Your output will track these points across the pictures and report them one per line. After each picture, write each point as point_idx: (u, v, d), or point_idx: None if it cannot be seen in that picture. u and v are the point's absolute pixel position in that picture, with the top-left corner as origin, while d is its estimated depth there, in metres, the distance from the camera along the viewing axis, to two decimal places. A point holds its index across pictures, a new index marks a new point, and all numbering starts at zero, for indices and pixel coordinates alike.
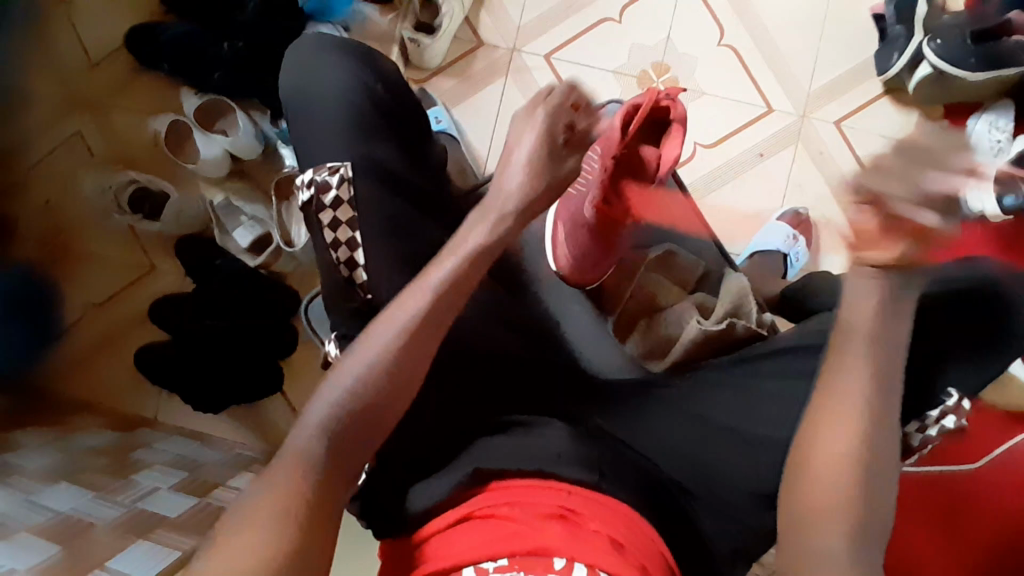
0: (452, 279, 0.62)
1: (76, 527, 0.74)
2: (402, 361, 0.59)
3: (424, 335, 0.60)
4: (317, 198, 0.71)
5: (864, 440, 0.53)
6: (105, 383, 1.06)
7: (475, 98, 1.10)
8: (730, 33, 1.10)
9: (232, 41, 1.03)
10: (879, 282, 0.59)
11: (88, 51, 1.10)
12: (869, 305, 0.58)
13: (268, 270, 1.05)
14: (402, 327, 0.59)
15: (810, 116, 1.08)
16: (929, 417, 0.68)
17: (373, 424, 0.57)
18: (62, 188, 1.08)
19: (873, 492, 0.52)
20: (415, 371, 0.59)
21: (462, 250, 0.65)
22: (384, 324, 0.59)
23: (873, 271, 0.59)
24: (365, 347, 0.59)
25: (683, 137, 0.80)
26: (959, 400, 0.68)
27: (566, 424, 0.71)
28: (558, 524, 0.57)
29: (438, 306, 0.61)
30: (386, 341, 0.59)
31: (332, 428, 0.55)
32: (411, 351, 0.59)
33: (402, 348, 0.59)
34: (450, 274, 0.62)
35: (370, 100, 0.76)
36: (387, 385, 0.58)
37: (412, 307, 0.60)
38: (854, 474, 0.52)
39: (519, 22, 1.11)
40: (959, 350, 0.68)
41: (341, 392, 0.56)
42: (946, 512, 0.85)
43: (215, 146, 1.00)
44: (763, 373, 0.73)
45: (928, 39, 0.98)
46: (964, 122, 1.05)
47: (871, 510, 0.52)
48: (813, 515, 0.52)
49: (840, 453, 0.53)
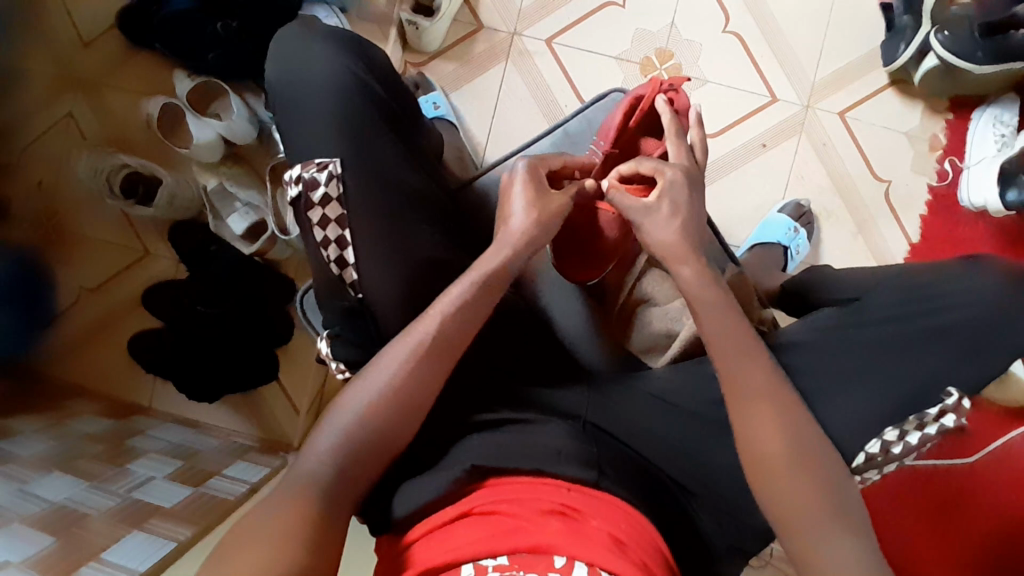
0: (461, 299, 0.66)
1: (70, 517, 0.73)
2: (413, 391, 0.62)
3: (442, 354, 0.64)
4: (305, 195, 0.69)
5: (795, 442, 0.59)
6: (99, 368, 1.05)
7: (475, 82, 1.08)
8: (736, 20, 1.07)
9: (226, 20, 0.98)
10: (726, 317, 0.65)
11: (78, 27, 1.06)
12: (736, 329, 0.64)
13: (262, 257, 1.04)
14: (411, 342, 0.63)
15: (815, 105, 1.07)
16: (927, 414, 0.65)
17: (395, 435, 0.61)
18: (56, 171, 1.06)
19: (835, 494, 0.57)
20: (428, 394, 0.63)
21: (478, 272, 0.67)
22: (398, 344, 0.63)
23: (716, 321, 0.65)
24: (378, 367, 0.63)
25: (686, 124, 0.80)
26: (960, 398, 0.66)
27: (565, 422, 0.70)
28: (558, 520, 0.57)
29: (445, 328, 0.64)
30: (399, 362, 0.62)
31: (341, 454, 0.59)
32: (427, 372, 0.63)
33: (414, 365, 0.62)
34: (460, 294, 0.66)
35: (364, 89, 0.74)
36: (402, 402, 0.61)
37: (418, 332, 0.64)
38: (809, 478, 0.57)
39: (520, 5, 1.09)
40: (962, 354, 0.67)
41: (358, 413, 0.60)
42: (945, 505, 1.01)
43: (208, 130, 0.97)
44: None
45: (935, 30, 0.96)
46: (969, 116, 1.04)
47: (829, 490, 0.57)
48: (786, 508, 0.57)
49: (768, 447, 0.59)
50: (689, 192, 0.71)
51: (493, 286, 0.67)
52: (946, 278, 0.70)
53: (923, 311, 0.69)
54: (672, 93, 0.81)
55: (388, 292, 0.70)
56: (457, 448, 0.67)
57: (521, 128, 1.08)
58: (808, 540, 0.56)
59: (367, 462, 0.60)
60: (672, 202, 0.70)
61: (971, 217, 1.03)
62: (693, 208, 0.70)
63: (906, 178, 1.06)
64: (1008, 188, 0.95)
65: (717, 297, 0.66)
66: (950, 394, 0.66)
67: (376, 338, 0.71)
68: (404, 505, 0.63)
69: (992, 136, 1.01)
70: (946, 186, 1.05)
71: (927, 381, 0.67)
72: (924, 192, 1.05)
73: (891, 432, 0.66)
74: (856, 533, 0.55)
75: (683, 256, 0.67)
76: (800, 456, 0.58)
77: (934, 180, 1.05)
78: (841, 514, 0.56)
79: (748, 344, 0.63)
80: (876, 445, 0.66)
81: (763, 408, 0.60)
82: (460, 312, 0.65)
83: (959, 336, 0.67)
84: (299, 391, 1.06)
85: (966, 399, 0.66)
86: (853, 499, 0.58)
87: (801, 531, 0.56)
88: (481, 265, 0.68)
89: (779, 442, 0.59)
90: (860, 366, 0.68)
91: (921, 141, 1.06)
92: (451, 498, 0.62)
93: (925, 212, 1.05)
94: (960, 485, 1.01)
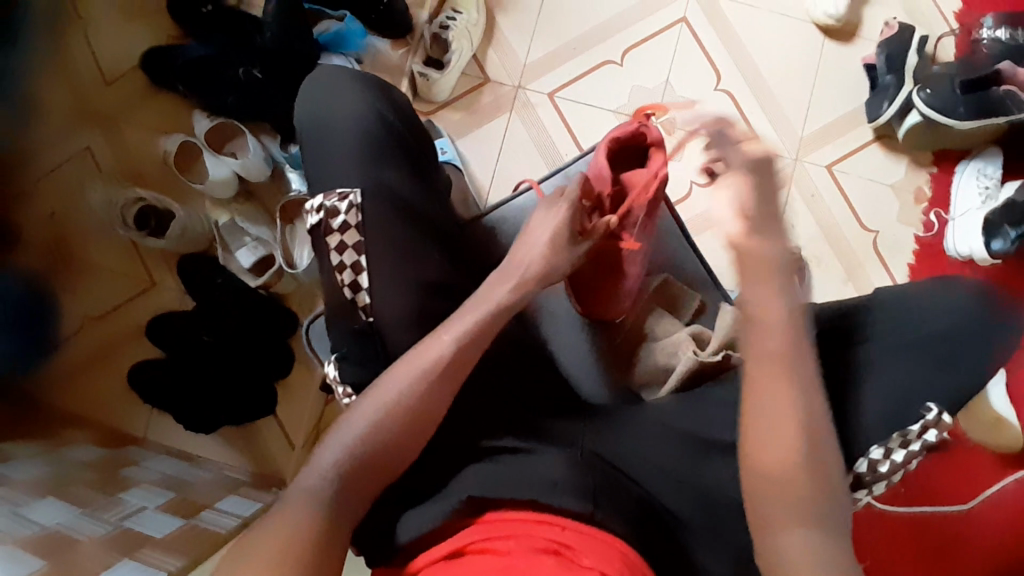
0: (450, 358, 0.63)
1: (60, 541, 0.72)
2: (383, 445, 0.59)
3: (455, 368, 0.63)
4: (325, 222, 0.73)
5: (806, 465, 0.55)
6: (95, 402, 1.05)
7: (480, 130, 1.13)
8: (727, 79, 1.14)
9: (248, 67, 1.04)
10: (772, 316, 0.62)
11: (102, 66, 1.12)
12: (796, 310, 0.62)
13: (267, 290, 1.06)
14: (403, 391, 0.61)
15: (804, 159, 1.12)
16: (909, 431, 0.66)
17: (407, 440, 0.60)
18: (68, 199, 1.09)
19: (836, 527, 0.54)
20: (407, 450, 0.60)
21: (473, 317, 0.66)
22: (414, 360, 0.63)
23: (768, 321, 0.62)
24: (388, 381, 0.62)
25: (667, 158, 0.81)
26: (940, 413, 0.67)
27: (564, 452, 0.69)
28: (553, 558, 0.54)
29: (465, 348, 0.64)
30: (415, 378, 0.61)
31: (342, 472, 0.57)
32: (396, 432, 0.60)
33: (430, 383, 0.62)
34: (450, 352, 0.63)
35: (384, 125, 0.79)
36: (374, 455, 0.58)
37: (433, 351, 0.63)
38: (809, 501, 0.54)
39: (525, 61, 1.15)
40: (940, 357, 0.69)
41: (383, 409, 0.60)
42: (946, 555, 1.00)
43: (224, 167, 1.02)
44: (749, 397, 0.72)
45: (918, 88, 1.04)
46: (952, 169, 1.10)
47: (822, 500, 0.54)
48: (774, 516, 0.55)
49: (787, 468, 0.55)
50: (754, 183, 0.68)
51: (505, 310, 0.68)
52: (922, 288, 0.72)
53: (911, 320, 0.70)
54: (643, 127, 0.83)
55: (397, 317, 0.72)
56: (454, 481, 0.65)
57: (524, 174, 1.12)
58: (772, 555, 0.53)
59: (409, 444, 0.60)
60: (754, 176, 0.68)
61: (958, 265, 1.07)
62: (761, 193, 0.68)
63: (894, 228, 1.10)
64: (994, 237, 1.02)
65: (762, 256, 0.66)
66: (930, 409, 0.66)
67: (385, 358, 0.72)
68: (408, 532, 0.62)
69: (976, 187, 1.06)
70: (931, 236, 1.09)
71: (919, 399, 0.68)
72: (911, 241, 1.09)
73: (876, 450, 0.67)
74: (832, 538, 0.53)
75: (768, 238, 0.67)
76: (809, 470, 0.55)
77: (921, 230, 1.09)
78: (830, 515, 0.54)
79: (793, 360, 0.60)
80: (864, 464, 0.67)
81: (776, 430, 0.57)
82: (477, 333, 0.65)
83: (939, 341, 0.69)
84: (295, 426, 1.06)
85: (946, 413, 0.66)
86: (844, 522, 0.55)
87: (803, 551, 0.52)
88: (488, 301, 0.68)
89: (792, 452, 0.56)
90: (845, 378, 0.69)
91: (906, 193, 1.11)
92: (449, 531, 0.60)
93: (911, 260, 1.09)
94: (955, 531, 1.01)
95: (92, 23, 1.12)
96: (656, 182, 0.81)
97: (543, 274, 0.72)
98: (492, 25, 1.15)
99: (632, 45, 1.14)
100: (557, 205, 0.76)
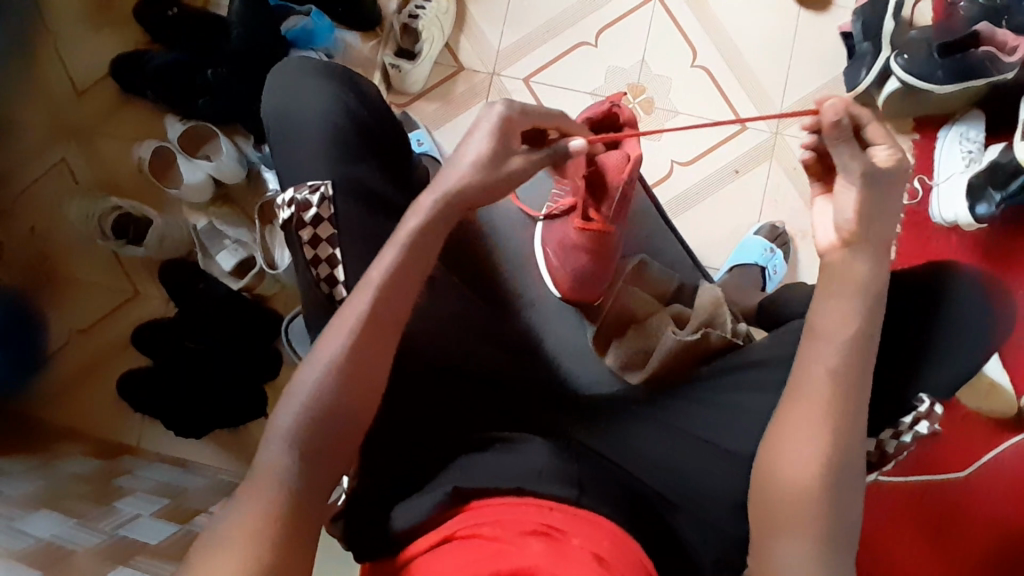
0: (371, 319, 0.57)
1: (57, 553, 0.71)
2: (326, 413, 0.54)
3: (378, 320, 0.57)
4: (297, 215, 0.72)
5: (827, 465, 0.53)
6: (91, 415, 1.06)
7: (457, 120, 1.12)
8: (703, 55, 1.12)
9: (216, 67, 1.03)
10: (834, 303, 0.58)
11: (74, 79, 1.11)
12: (844, 313, 0.57)
13: (250, 292, 1.05)
14: (327, 361, 0.55)
15: (783, 132, 1.11)
16: (902, 424, 0.70)
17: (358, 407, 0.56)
18: (49, 214, 1.09)
19: (838, 518, 0.53)
20: (360, 415, 0.56)
21: (396, 252, 0.59)
22: (339, 320, 0.57)
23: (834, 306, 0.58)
24: (324, 346, 0.56)
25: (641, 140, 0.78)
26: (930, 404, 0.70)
27: (547, 441, 0.68)
28: (541, 540, 0.53)
29: (389, 301, 0.58)
30: (337, 347, 0.56)
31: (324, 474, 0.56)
32: (343, 401, 0.55)
33: (354, 345, 0.56)
34: (370, 310, 0.57)
35: (352, 119, 0.77)
36: (330, 433, 0.54)
37: (354, 310, 0.57)
38: (823, 504, 0.52)
39: (498, 47, 1.13)
40: (917, 346, 0.68)
41: (320, 380, 0.55)
42: (943, 523, 1.00)
43: (199, 172, 1.01)
44: (724, 389, 0.72)
45: (895, 55, 1.03)
46: (935, 134, 1.09)
47: (824, 492, 0.53)
48: (793, 493, 0.53)
49: (806, 466, 0.53)
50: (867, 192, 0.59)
51: (429, 241, 0.61)
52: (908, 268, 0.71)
53: (907, 301, 0.69)
54: (616, 107, 0.79)
55: None
56: (440, 477, 0.63)
57: None
58: (782, 552, 0.52)
59: (356, 410, 0.55)
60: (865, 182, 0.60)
61: (944, 231, 1.06)
62: (879, 205, 0.60)
63: None
64: (979, 201, 1.00)
65: (863, 268, 0.58)
66: (921, 401, 0.69)
67: None
68: (404, 522, 0.60)
69: (959, 153, 1.05)
70: (917, 204, 1.08)
71: (902, 368, 0.67)
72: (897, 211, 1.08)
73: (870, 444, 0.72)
74: (824, 520, 0.52)
75: (870, 252, 0.59)
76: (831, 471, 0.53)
77: (905, 199, 1.09)
78: (831, 492, 0.53)
79: (852, 366, 0.56)
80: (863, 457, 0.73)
81: (799, 411, 0.55)
82: (396, 277, 0.59)
83: (919, 330, 0.68)
84: None
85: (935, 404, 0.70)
86: (852, 517, 0.53)
87: (783, 536, 0.52)
88: (406, 228, 0.61)
89: (809, 446, 0.54)
90: None
91: None
92: (433, 523, 0.58)
93: (899, 229, 1.08)
94: (952, 498, 1.01)
95: (62, 33, 1.12)
96: (629, 164, 0.80)
97: (475, 192, 0.63)
98: (462, 14, 1.14)
99: (605, 25, 1.13)
100: (491, 107, 0.65)
